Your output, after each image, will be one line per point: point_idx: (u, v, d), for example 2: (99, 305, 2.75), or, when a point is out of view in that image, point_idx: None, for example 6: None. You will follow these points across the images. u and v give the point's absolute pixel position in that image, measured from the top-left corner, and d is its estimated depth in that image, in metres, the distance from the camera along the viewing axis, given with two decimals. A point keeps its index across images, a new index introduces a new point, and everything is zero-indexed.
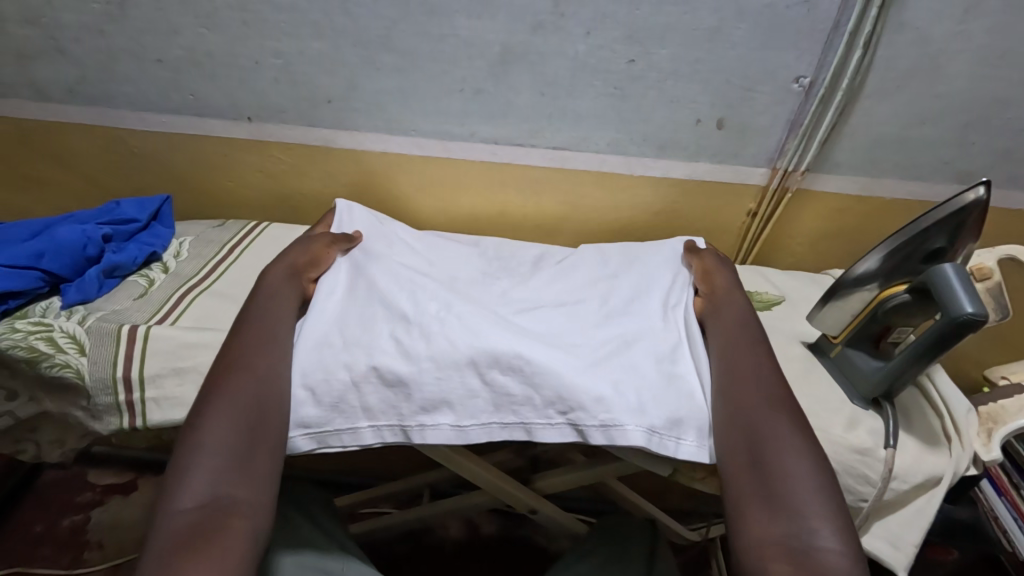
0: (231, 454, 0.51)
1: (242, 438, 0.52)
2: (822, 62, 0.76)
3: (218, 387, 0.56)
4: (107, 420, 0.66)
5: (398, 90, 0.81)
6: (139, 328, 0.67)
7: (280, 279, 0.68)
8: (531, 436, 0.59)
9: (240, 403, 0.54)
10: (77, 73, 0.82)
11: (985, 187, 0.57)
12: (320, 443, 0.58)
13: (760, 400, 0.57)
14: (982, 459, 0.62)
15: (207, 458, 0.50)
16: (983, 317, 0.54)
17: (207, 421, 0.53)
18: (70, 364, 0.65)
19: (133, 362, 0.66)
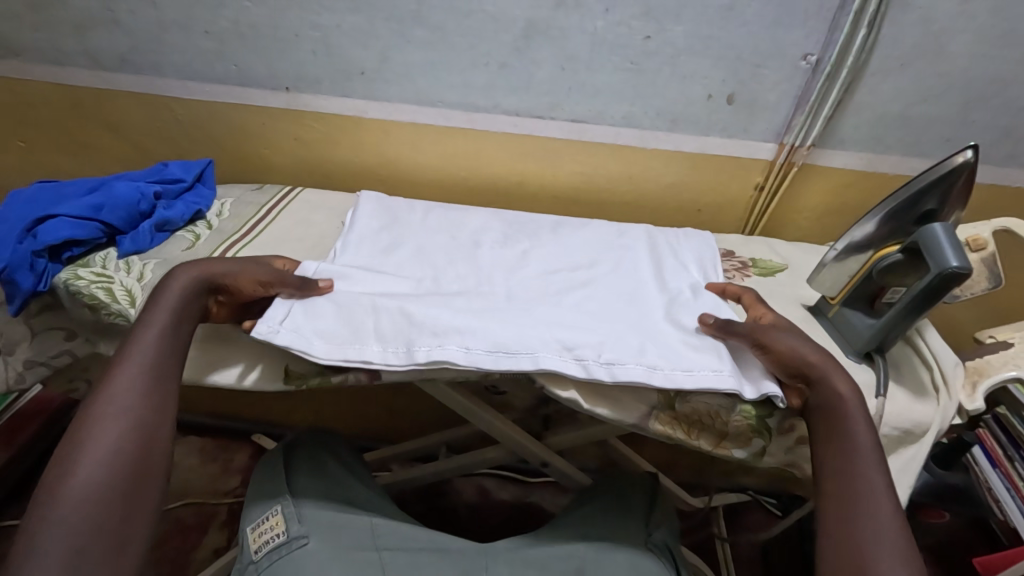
0: (90, 534, 0.48)
1: (110, 519, 0.50)
2: (828, 41, 0.80)
3: (86, 447, 0.52)
4: None
5: (426, 62, 0.87)
6: None
7: (172, 304, 0.62)
8: (536, 364, 0.62)
9: (111, 472, 0.51)
10: (129, 44, 0.89)
11: (973, 150, 0.61)
12: (323, 347, 0.62)
13: (881, 541, 0.52)
14: (966, 409, 0.67)
15: (63, 545, 0.47)
16: (966, 271, 0.58)
17: (69, 490, 0.49)
18: (122, 314, 0.70)
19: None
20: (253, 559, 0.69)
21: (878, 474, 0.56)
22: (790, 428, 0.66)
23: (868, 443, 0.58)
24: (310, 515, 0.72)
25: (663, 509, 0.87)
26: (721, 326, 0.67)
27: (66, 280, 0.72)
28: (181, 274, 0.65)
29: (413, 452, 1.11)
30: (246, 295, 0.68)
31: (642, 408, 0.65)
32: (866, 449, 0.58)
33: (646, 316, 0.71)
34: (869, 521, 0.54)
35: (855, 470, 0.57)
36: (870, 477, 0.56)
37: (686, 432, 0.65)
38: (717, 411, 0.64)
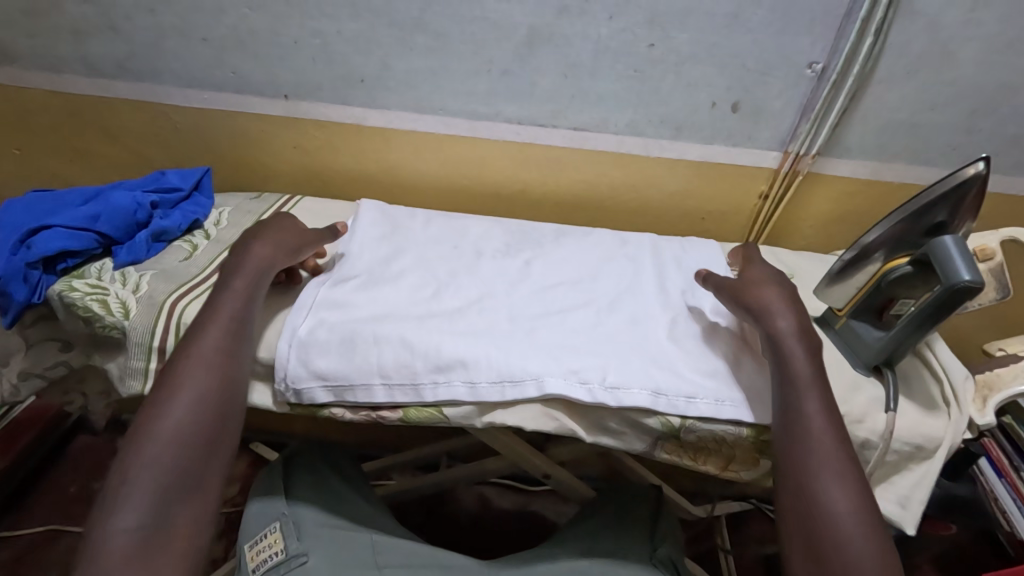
0: (178, 472, 0.54)
1: (192, 460, 0.55)
2: (834, 49, 0.79)
3: (173, 394, 0.57)
4: (131, 385, 0.68)
5: (428, 69, 0.86)
6: (180, 302, 0.70)
7: (255, 269, 0.68)
8: (542, 390, 0.63)
9: (198, 419, 0.57)
10: (127, 51, 0.88)
11: (985, 162, 0.60)
12: (338, 396, 0.66)
13: (821, 459, 0.55)
14: (976, 424, 0.66)
15: (153, 479, 0.52)
16: (979, 285, 0.57)
17: (157, 431, 0.55)
18: (117, 325, 0.68)
19: (171, 333, 0.68)
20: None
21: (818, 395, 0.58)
22: None
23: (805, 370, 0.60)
24: (308, 533, 0.71)
25: (666, 521, 0.85)
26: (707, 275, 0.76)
27: (61, 291, 0.71)
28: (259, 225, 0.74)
29: (413, 461, 1.10)
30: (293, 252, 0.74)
31: (646, 439, 0.65)
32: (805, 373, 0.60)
33: (645, 335, 0.70)
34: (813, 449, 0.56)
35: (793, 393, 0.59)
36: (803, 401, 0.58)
37: (694, 458, 0.65)
38: (723, 435, 0.63)
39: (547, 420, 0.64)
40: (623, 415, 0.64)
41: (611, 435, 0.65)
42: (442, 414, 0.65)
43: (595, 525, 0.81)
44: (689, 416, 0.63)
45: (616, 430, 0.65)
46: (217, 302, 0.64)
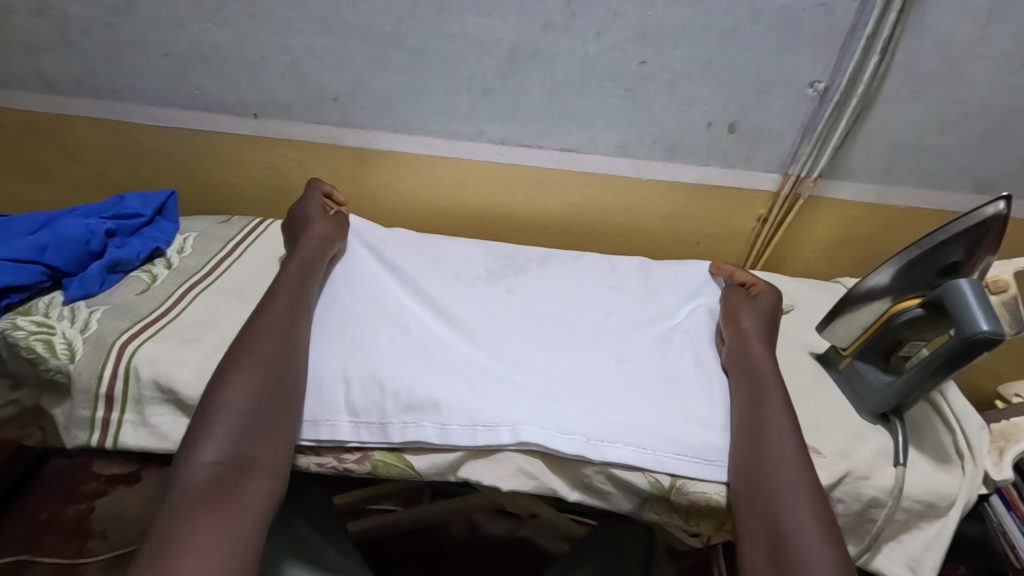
0: (253, 418, 0.54)
1: (267, 407, 0.56)
2: (838, 67, 0.74)
3: (247, 351, 0.59)
4: (76, 435, 0.63)
5: (405, 87, 0.80)
6: (130, 344, 0.64)
7: (310, 256, 0.73)
8: (516, 437, 0.59)
9: (270, 373, 0.58)
10: (84, 66, 0.82)
11: (1005, 201, 0.55)
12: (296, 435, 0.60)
13: (775, 426, 0.57)
14: (993, 479, 0.60)
15: (234, 419, 0.54)
16: (998, 336, 0.52)
17: (236, 380, 0.56)
18: (61, 370, 0.63)
19: (119, 379, 0.63)
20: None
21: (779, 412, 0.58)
22: None
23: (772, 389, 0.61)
24: None
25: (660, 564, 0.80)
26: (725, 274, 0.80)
27: (3, 330, 0.65)
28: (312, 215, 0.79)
29: (394, 492, 1.04)
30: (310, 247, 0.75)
31: (634, 500, 0.60)
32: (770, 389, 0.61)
33: (638, 379, 0.65)
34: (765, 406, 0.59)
35: (757, 399, 0.60)
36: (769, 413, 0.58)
37: (685, 519, 0.60)
38: (718, 500, 0.57)
39: (525, 478, 0.59)
40: (606, 470, 0.58)
41: (594, 493, 0.60)
42: (412, 470, 0.60)
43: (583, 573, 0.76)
44: (679, 474, 0.58)
45: (600, 489, 0.60)
46: (285, 284, 0.68)
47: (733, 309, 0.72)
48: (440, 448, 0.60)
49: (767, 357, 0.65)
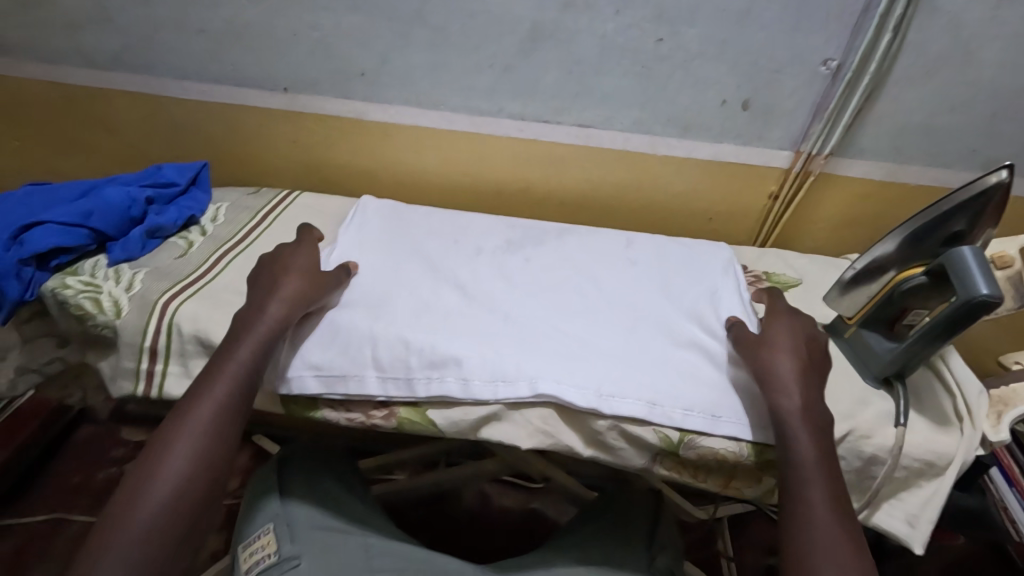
0: (162, 529, 0.51)
1: (186, 507, 0.53)
2: (851, 46, 0.76)
3: (173, 441, 0.55)
4: (123, 385, 0.67)
5: (429, 64, 0.83)
6: (172, 302, 0.69)
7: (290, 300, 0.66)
8: (532, 390, 0.62)
9: (192, 471, 0.54)
10: (122, 42, 0.86)
11: (1008, 170, 0.57)
12: (328, 386, 0.64)
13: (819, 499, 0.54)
14: (990, 441, 0.63)
15: (130, 554, 0.49)
16: (998, 300, 0.55)
17: (156, 480, 0.53)
18: (108, 325, 0.68)
19: (162, 334, 0.67)
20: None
21: (822, 486, 0.55)
22: None
23: (812, 456, 0.56)
24: (301, 536, 0.69)
25: (667, 526, 0.84)
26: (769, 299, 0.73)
27: (54, 288, 0.70)
28: (291, 258, 0.72)
29: (412, 459, 1.09)
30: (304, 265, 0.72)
31: (645, 454, 0.63)
32: (808, 455, 0.56)
33: (651, 346, 0.68)
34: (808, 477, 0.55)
35: (800, 466, 0.56)
36: (809, 486, 0.55)
37: (693, 474, 0.64)
38: (725, 455, 0.61)
39: (543, 437, 0.63)
40: (618, 426, 0.62)
41: (608, 450, 0.64)
42: (434, 426, 0.64)
43: (591, 532, 0.80)
44: (687, 430, 0.61)
45: (612, 445, 0.63)
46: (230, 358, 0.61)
47: (755, 345, 0.65)
48: (460, 402, 0.63)
49: (798, 406, 0.58)
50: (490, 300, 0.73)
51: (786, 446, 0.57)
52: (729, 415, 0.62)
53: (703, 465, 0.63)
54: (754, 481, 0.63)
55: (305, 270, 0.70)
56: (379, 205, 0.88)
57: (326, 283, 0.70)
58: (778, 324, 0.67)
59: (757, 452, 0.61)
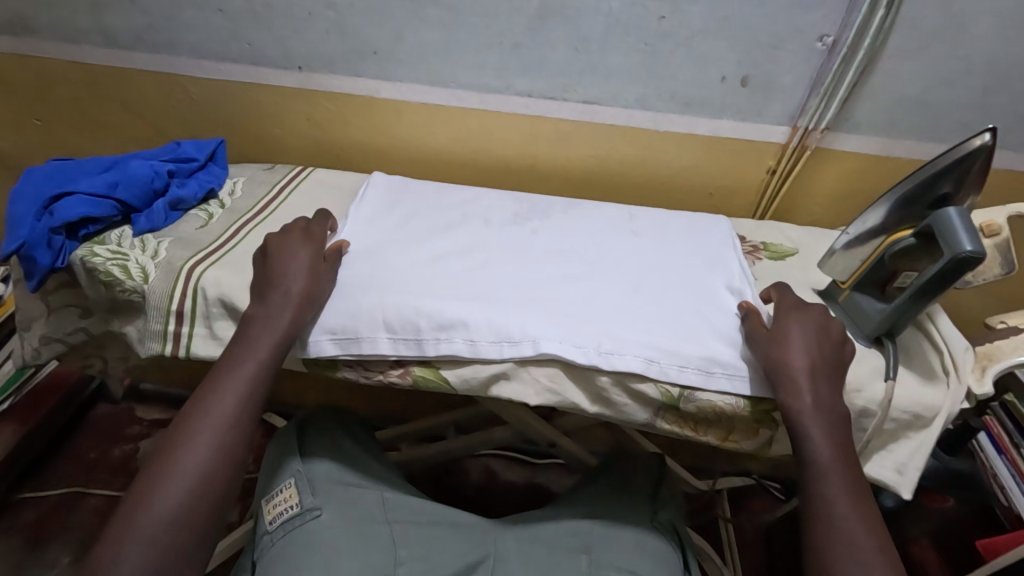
0: (170, 530, 0.55)
1: (194, 510, 0.56)
2: (846, 22, 0.79)
3: (183, 447, 0.58)
4: (151, 346, 0.71)
5: (439, 43, 0.86)
6: (195, 268, 0.72)
7: (300, 295, 0.67)
8: (536, 349, 0.65)
9: (200, 476, 0.57)
10: (143, 22, 0.89)
11: (991, 133, 0.60)
12: (343, 346, 0.67)
13: (839, 494, 0.58)
14: (975, 394, 0.66)
15: (155, 536, 0.54)
16: (981, 256, 0.58)
17: (167, 483, 0.56)
18: (136, 290, 0.71)
19: (188, 297, 0.70)
20: (267, 530, 0.71)
21: (840, 478, 0.59)
22: None
23: (827, 450, 0.59)
24: (322, 488, 0.73)
25: (668, 488, 0.87)
26: (779, 292, 0.73)
27: (83, 257, 0.73)
28: (288, 254, 0.70)
29: (422, 430, 1.13)
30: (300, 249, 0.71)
31: (648, 409, 0.67)
32: (827, 455, 0.59)
33: (653, 307, 0.71)
34: (825, 476, 0.59)
35: (819, 465, 0.59)
36: (828, 485, 0.58)
37: (693, 428, 0.67)
38: (721, 407, 0.64)
39: (550, 395, 0.66)
40: (620, 382, 0.65)
41: (613, 407, 0.67)
42: (448, 383, 0.67)
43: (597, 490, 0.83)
44: (685, 386, 0.64)
45: (617, 402, 0.66)
46: (246, 358, 0.64)
47: (774, 342, 0.64)
48: (468, 361, 0.66)
49: (810, 406, 0.60)
50: (499, 267, 0.76)
51: (805, 447, 0.60)
52: (725, 369, 0.65)
53: (701, 419, 0.67)
54: (751, 434, 0.67)
55: (303, 272, 0.69)
56: (388, 181, 0.91)
57: (326, 279, 0.70)
58: (798, 322, 0.66)
59: (754, 407, 0.64)
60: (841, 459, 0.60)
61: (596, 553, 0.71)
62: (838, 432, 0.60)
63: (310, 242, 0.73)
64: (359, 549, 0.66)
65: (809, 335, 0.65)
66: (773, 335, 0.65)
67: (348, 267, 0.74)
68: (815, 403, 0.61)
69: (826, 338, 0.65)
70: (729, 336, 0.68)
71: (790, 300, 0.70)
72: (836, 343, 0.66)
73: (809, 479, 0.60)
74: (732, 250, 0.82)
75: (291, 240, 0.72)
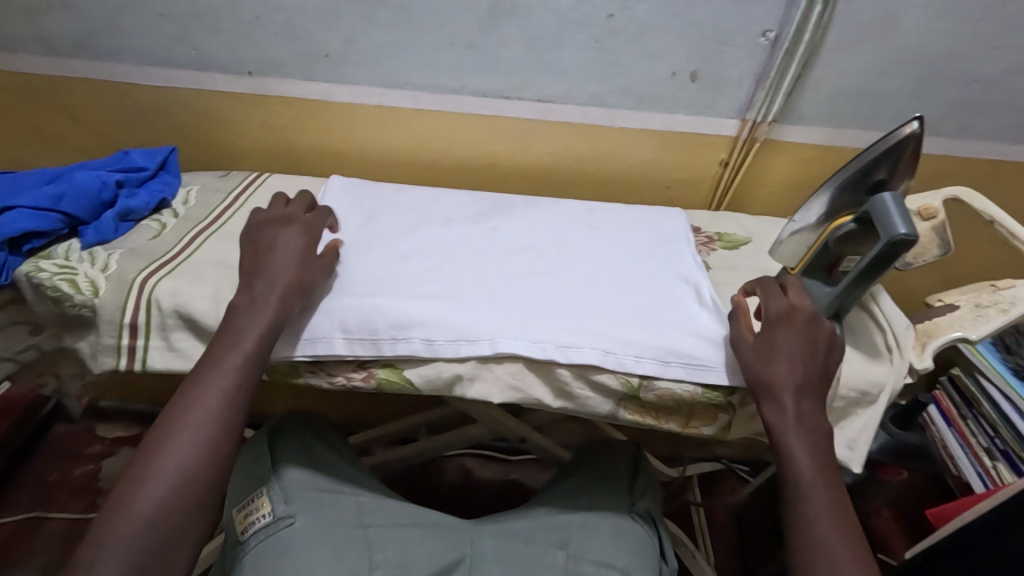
0: (153, 533, 0.53)
1: (178, 514, 0.54)
2: (786, 17, 0.82)
3: (167, 446, 0.56)
4: (104, 361, 0.69)
5: (392, 44, 0.86)
6: (149, 280, 0.70)
7: (287, 285, 0.65)
8: (495, 348, 0.66)
9: (183, 478, 0.55)
10: (83, 28, 0.87)
11: (919, 121, 0.64)
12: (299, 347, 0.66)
13: (820, 509, 0.58)
14: (916, 368, 0.69)
15: (137, 532, 0.52)
16: (914, 238, 0.61)
17: (147, 485, 0.54)
18: (87, 305, 0.69)
19: (142, 309, 0.69)
20: (241, 540, 0.70)
21: (821, 493, 0.58)
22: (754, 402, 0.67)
23: (808, 465, 0.59)
24: (293, 496, 0.73)
25: (647, 475, 0.89)
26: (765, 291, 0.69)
27: (28, 272, 0.70)
28: (280, 247, 0.69)
29: (394, 433, 1.13)
30: (291, 241, 0.70)
31: (610, 400, 0.68)
32: (806, 467, 0.59)
33: (609, 299, 0.73)
34: (804, 488, 0.59)
35: (798, 477, 0.59)
36: (808, 498, 0.58)
37: (655, 417, 0.69)
38: (681, 395, 0.66)
39: (514, 392, 0.67)
40: (581, 374, 0.66)
41: (577, 400, 0.68)
42: (411, 382, 0.67)
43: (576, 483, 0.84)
44: (642, 375, 0.66)
45: (578, 395, 0.67)
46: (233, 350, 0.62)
47: (756, 353, 0.63)
48: (428, 361, 0.66)
49: (791, 417, 0.61)
50: (460, 265, 0.77)
51: (785, 461, 0.60)
52: (681, 358, 0.66)
53: (660, 408, 0.68)
54: (710, 419, 0.69)
55: (293, 259, 0.67)
56: (344, 184, 0.90)
57: (318, 272, 0.69)
58: (785, 335, 0.63)
59: (712, 393, 0.66)
60: (823, 474, 0.59)
61: (574, 547, 0.72)
62: (820, 445, 0.61)
63: (305, 235, 0.71)
64: (333, 555, 0.65)
65: (795, 352, 0.63)
66: (756, 348, 0.64)
67: None
68: (796, 412, 0.61)
69: (815, 350, 0.63)
70: (684, 327, 0.70)
71: (779, 305, 0.66)
72: (824, 355, 0.64)
73: (791, 494, 0.59)
74: (686, 243, 0.84)
75: (284, 233, 0.70)
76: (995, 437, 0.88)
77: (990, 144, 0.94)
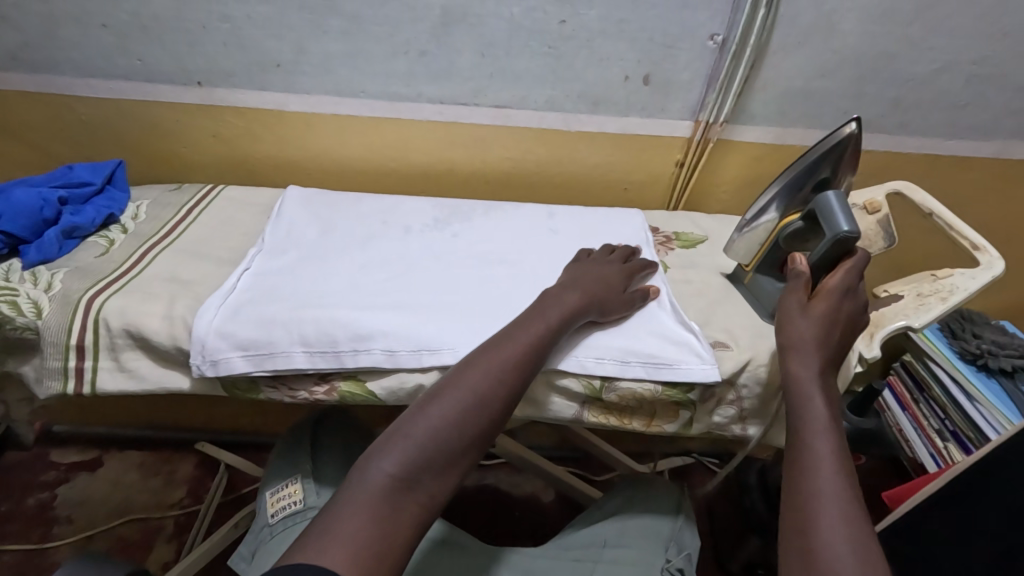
0: (434, 442, 0.52)
1: (461, 434, 0.53)
2: (732, 21, 0.84)
3: (467, 372, 0.57)
4: (50, 385, 0.66)
5: (346, 55, 0.86)
6: (95, 300, 0.68)
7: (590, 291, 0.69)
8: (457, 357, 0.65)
9: (473, 404, 0.55)
10: (20, 39, 0.83)
11: (856, 122, 0.67)
12: (257, 363, 0.64)
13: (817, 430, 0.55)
14: (865, 357, 0.71)
15: (427, 436, 0.52)
16: (857, 234, 0.63)
17: (443, 399, 0.55)
18: (29, 327, 0.66)
19: (88, 330, 0.66)
20: (270, 523, 0.68)
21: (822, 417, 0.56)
22: (712, 396, 0.69)
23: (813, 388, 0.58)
24: (326, 490, 0.71)
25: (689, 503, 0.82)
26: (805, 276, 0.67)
27: None
28: (598, 267, 0.75)
29: None
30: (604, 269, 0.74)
31: (574, 403, 0.69)
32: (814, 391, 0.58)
33: None
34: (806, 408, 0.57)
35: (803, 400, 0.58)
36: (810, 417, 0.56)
37: (619, 417, 0.70)
38: (642, 394, 0.67)
39: None
40: (544, 377, 0.67)
41: (541, 405, 0.68)
42: (373, 393, 0.66)
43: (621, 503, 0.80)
44: (604, 377, 0.66)
45: (542, 399, 0.68)
46: (541, 317, 0.63)
47: (806, 309, 0.63)
48: (391, 371, 0.66)
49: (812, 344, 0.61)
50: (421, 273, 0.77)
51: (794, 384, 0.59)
52: (641, 358, 0.67)
53: (622, 407, 0.69)
54: (673, 416, 0.70)
55: (611, 281, 0.73)
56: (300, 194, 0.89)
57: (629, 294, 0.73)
58: (817, 303, 0.63)
59: (672, 390, 0.67)
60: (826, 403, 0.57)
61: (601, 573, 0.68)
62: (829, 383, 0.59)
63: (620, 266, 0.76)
64: None
65: (826, 316, 0.62)
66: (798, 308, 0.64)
67: (261, 283, 0.72)
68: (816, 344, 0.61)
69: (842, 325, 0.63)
70: (645, 328, 0.70)
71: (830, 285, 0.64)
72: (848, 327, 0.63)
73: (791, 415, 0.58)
74: (646, 246, 0.85)
75: (600, 261, 0.76)
76: (946, 420, 0.93)
77: (926, 139, 0.99)
